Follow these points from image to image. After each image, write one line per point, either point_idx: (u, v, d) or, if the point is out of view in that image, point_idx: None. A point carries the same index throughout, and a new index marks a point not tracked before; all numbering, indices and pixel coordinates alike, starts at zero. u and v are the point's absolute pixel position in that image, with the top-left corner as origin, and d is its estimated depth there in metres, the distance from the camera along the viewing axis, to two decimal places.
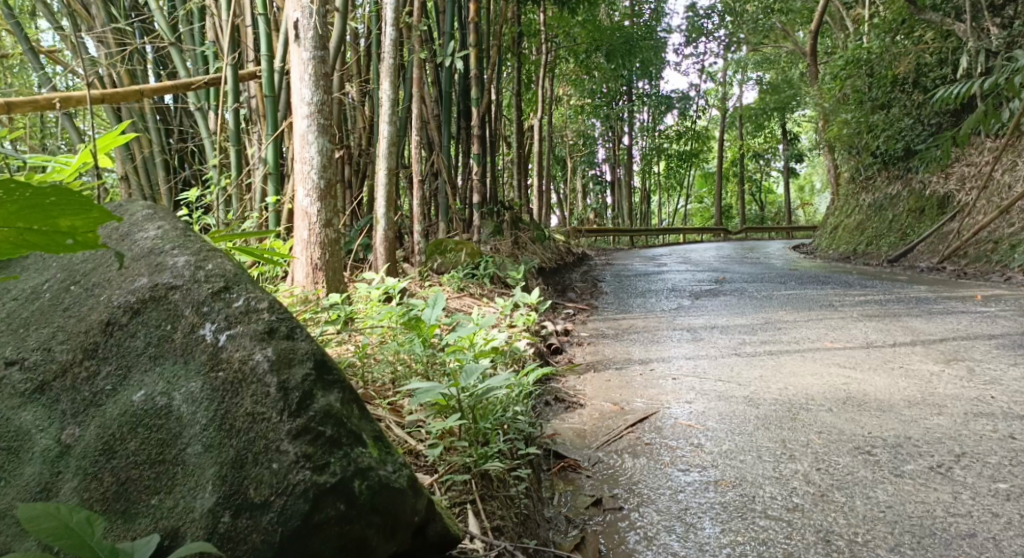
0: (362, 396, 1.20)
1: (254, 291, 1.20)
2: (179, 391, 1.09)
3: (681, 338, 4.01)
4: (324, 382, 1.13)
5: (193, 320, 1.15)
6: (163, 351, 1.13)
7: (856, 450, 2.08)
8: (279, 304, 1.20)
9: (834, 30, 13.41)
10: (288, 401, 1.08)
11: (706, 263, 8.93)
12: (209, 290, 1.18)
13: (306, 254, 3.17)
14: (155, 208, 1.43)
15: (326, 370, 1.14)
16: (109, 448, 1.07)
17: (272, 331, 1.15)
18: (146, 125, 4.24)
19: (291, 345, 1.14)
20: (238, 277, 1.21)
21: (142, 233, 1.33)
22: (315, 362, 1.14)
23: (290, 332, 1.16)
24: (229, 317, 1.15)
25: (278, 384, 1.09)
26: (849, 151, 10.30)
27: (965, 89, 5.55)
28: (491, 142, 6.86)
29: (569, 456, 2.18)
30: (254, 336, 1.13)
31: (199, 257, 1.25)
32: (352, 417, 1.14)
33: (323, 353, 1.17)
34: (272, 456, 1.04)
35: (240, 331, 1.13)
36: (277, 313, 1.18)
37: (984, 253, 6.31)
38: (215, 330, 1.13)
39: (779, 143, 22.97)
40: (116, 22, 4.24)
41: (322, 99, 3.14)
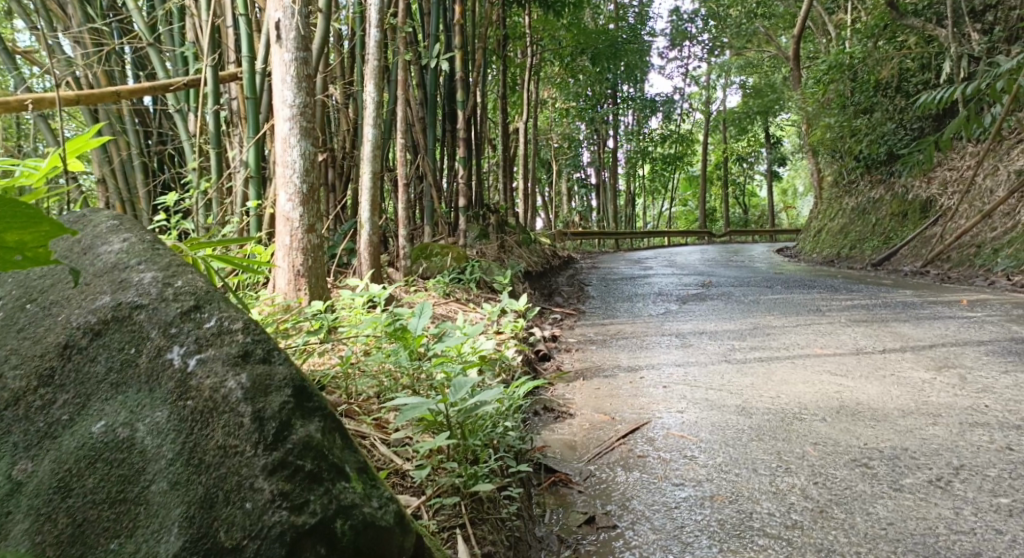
0: (346, 425, 1.11)
1: (228, 310, 1.12)
2: (142, 422, 1.01)
3: (669, 344, 3.96)
4: (304, 411, 1.05)
5: (159, 343, 1.07)
6: (126, 378, 1.06)
7: (853, 462, 2.04)
8: (255, 324, 1.12)
9: (817, 35, 13.46)
10: (263, 433, 1.00)
11: (692, 267, 8.91)
12: (178, 309, 1.10)
13: (288, 261, 3.08)
14: (122, 218, 1.36)
15: (306, 397, 1.06)
16: (65, 485, 0.99)
17: (247, 354, 1.07)
18: (123, 128, 4.14)
19: (268, 370, 1.06)
20: (210, 295, 1.14)
21: (106, 246, 1.26)
22: (294, 388, 1.06)
23: (267, 355, 1.08)
24: (200, 341, 1.07)
25: (253, 413, 1.01)
26: (833, 154, 10.34)
27: (947, 94, 5.51)
28: (477, 145, 6.80)
29: (560, 469, 2.12)
30: (226, 362, 1.05)
31: (168, 273, 1.18)
32: (335, 449, 1.06)
33: (302, 378, 1.09)
34: (246, 495, 0.95)
35: (212, 355, 1.06)
36: (253, 334, 1.10)
37: (967, 258, 6.33)
38: (184, 354, 1.06)
39: (762, 146, 23.07)
40: (92, 21, 4.14)
41: (305, 102, 3.07)
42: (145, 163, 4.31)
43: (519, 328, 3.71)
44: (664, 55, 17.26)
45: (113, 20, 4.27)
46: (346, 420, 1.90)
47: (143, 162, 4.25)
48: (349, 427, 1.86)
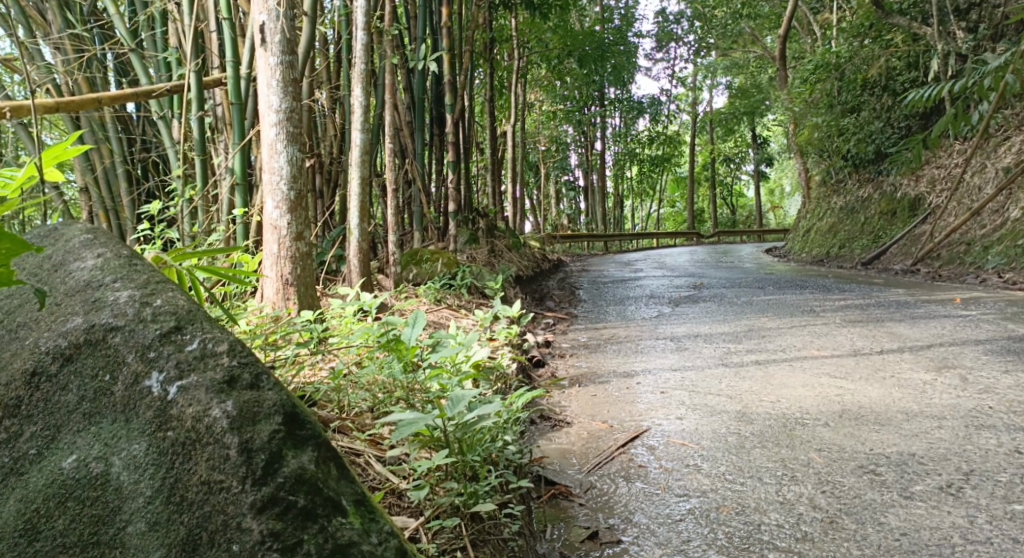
0: (341, 455, 1.04)
1: (212, 332, 1.06)
2: (117, 456, 0.94)
3: (665, 348, 3.91)
4: (297, 439, 0.98)
5: (137, 369, 1.01)
6: (100, 407, 0.99)
7: (861, 469, 1.99)
8: (241, 346, 1.06)
9: (803, 35, 13.52)
10: (252, 466, 0.92)
11: (682, 268, 8.91)
12: (156, 331, 1.04)
13: (277, 270, 3.00)
14: (97, 231, 1.30)
15: (298, 425, 0.99)
16: (31, 528, 0.92)
17: (233, 380, 1.00)
18: (106, 135, 4.07)
19: (257, 396, 0.99)
20: (192, 316, 1.08)
21: (78, 264, 1.20)
22: (285, 415, 0.99)
23: (255, 381, 1.01)
24: (181, 366, 1.01)
25: (240, 444, 0.94)
26: (820, 154, 10.34)
27: (935, 92, 5.49)
28: (465, 150, 6.75)
29: (560, 481, 2.06)
30: (210, 389, 0.98)
31: (146, 292, 1.11)
32: (332, 480, 0.98)
33: (292, 403, 1.02)
34: (232, 536, 0.88)
35: (194, 382, 0.99)
36: (239, 357, 1.03)
37: (957, 256, 6.32)
38: (163, 381, 0.99)
39: (749, 147, 23.17)
40: (73, 27, 4.06)
41: (292, 106, 2.99)
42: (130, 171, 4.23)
43: (512, 334, 3.66)
44: (651, 57, 17.28)
45: (95, 25, 4.20)
46: (339, 437, 1.83)
47: (127, 170, 4.17)
48: (342, 445, 1.79)
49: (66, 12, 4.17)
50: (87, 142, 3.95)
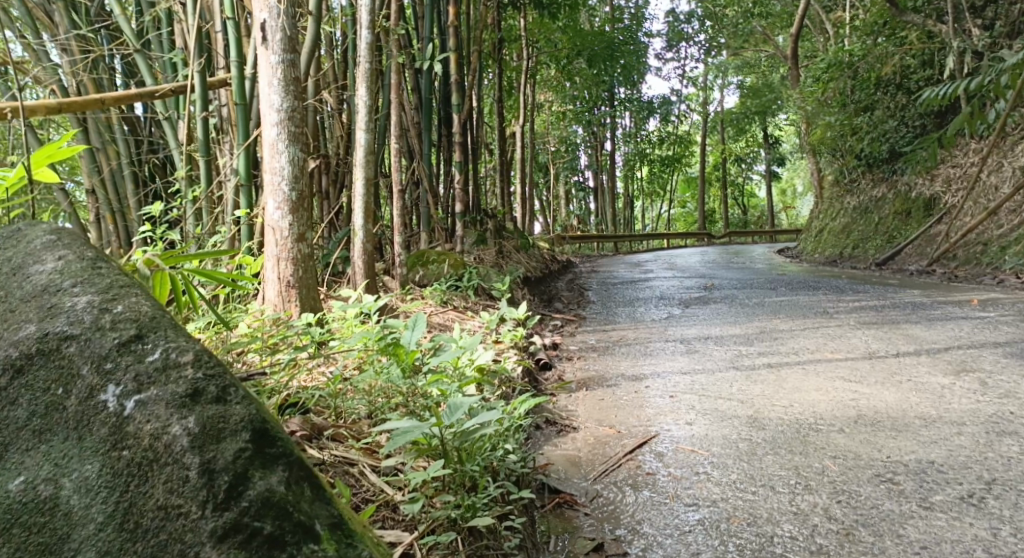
0: (314, 474, 0.99)
1: (176, 341, 1.01)
2: (68, 478, 0.89)
3: (675, 350, 3.84)
4: (265, 459, 0.93)
5: (92, 383, 0.95)
6: (51, 424, 0.93)
7: (878, 478, 1.92)
8: (207, 357, 1.01)
9: (815, 33, 13.37)
10: (213, 489, 0.88)
11: (691, 269, 8.81)
12: (114, 341, 0.99)
13: (278, 272, 2.96)
14: (62, 232, 1.22)
15: (267, 443, 0.95)
16: None
17: (197, 393, 0.95)
18: (113, 137, 4.07)
19: (223, 411, 0.95)
20: (155, 323, 1.03)
21: (37, 267, 1.13)
22: (253, 432, 0.95)
23: (221, 394, 0.97)
24: (140, 379, 0.95)
25: (201, 465, 0.89)
26: (833, 154, 10.22)
27: (950, 90, 5.39)
28: (473, 151, 6.69)
29: (565, 489, 1.99)
30: (171, 403, 0.93)
31: (107, 297, 1.06)
32: (304, 502, 0.94)
33: (262, 419, 0.98)
34: None
35: (153, 396, 0.94)
36: (204, 369, 0.98)
37: (974, 256, 6.20)
38: (120, 396, 0.94)
39: (760, 146, 23.01)
40: (79, 29, 4.01)
41: (293, 106, 2.94)
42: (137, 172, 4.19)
43: (518, 337, 3.60)
44: (661, 57, 17.17)
45: (101, 26, 4.14)
46: (333, 446, 1.78)
47: (134, 171, 4.14)
48: (335, 454, 1.74)
49: (72, 13, 4.12)
50: (92, 143, 3.92)
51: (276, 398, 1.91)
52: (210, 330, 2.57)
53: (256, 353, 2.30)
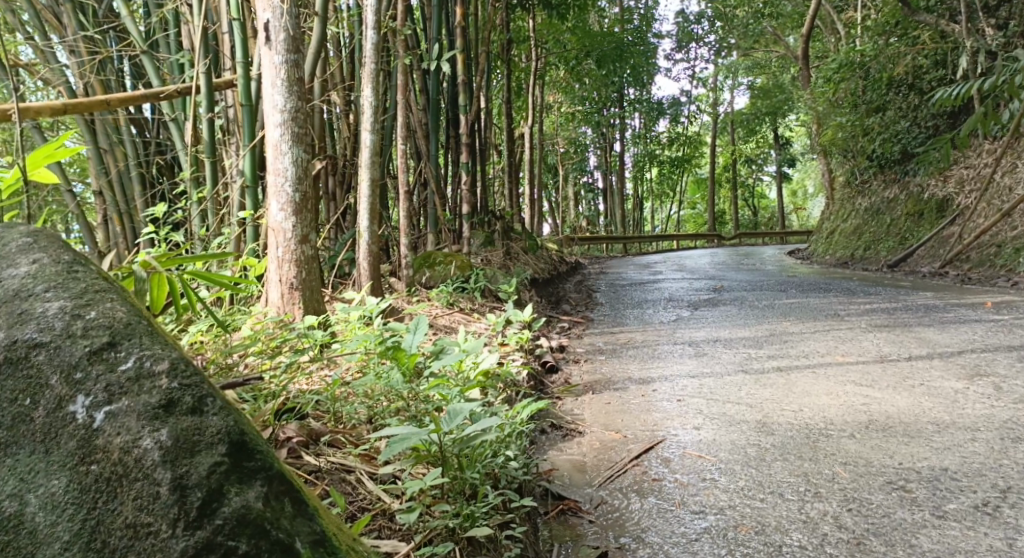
0: (296, 488, 0.94)
1: (152, 348, 0.96)
2: (34, 494, 0.84)
3: (683, 353, 3.80)
4: (242, 473, 0.88)
5: (60, 393, 0.90)
6: (18, 437, 0.88)
7: (890, 486, 1.88)
8: (183, 365, 0.95)
9: (826, 34, 13.27)
10: (185, 506, 0.83)
11: (701, 270, 8.74)
12: (85, 348, 0.94)
13: (281, 274, 2.94)
14: (39, 233, 1.15)
15: (245, 456, 0.90)
16: None
17: (171, 404, 0.90)
18: (121, 138, 4.04)
19: (198, 423, 0.90)
20: (130, 330, 0.97)
21: (10, 271, 1.05)
22: (230, 445, 0.90)
23: (197, 405, 0.92)
24: (111, 389, 0.90)
25: (173, 480, 0.84)
26: (844, 155, 10.12)
27: (964, 90, 5.32)
28: (480, 152, 6.65)
29: (569, 496, 1.96)
30: (142, 414, 0.88)
31: (81, 302, 1.00)
32: (284, 519, 0.89)
33: (240, 430, 0.93)
34: None
35: (124, 408, 0.89)
36: (180, 379, 0.93)
37: (988, 258, 6.12)
38: (89, 407, 0.89)
39: (770, 147, 22.90)
40: (88, 30, 3.98)
41: (297, 107, 2.93)
42: (145, 173, 4.17)
43: (524, 339, 3.57)
44: (671, 57, 17.10)
45: (108, 27, 4.12)
46: (330, 452, 1.76)
47: (141, 172, 4.12)
48: (332, 461, 1.72)
49: (80, 14, 4.09)
50: (99, 144, 3.90)
51: (272, 404, 1.88)
52: (210, 335, 2.55)
53: (258, 357, 2.29)
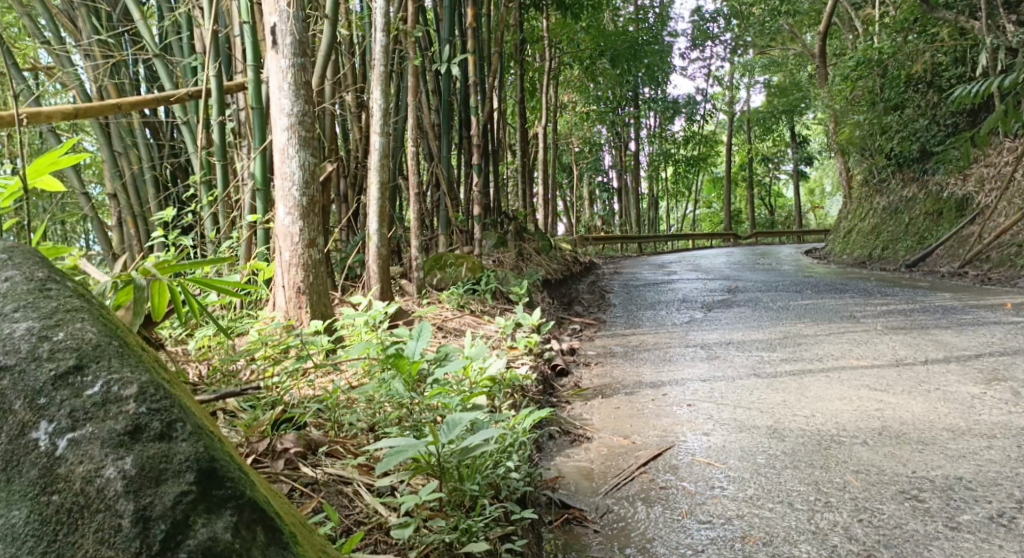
0: (271, 517, 0.84)
1: (121, 371, 0.86)
2: None
3: (695, 356, 3.76)
4: (210, 503, 0.79)
5: (24, 418, 0.81)
6: None
7: (902, 495, 1.84)
8: (154, 388, 0.86)
9: (844, 31, 13.14)
10: (148, 539, 0.74)
11: (717, 270, 8.68)
12: (51, 373, 0.84)
13: (289, 279, 2.94)
14: (14, 249, 1.01)
15: (214, 484, 0.81)
16: None
17: (138, 430, 0.81)
18: (134, 141, 4.04)
19: (166, 450, 0.81)
20: (100, 351, 0.87)
21: None
22: (199, 472, 0.81)
23: (166, 430, 0.82)
24: (76, 415, 0.81)
25: (135, 512, 0.75)
26: (862, 153, 10.01)
27: (984, 87, 5.25)
28: (493, 153, 6.62)
29: (574, 505, 1.94)
30: (106, 442, 0.79)
31: (51, 322, 0.89)
32: (255, 550, 0.80)
33: (213, 456, 0.84)
34: None
35: (89, 435, 0.80)
36: (149, 402, 0.83)
37: (1008, 258, 6.03)
38: (52, 434, 0.80)
39: (788, 145, 22.73)
40: (102, 34, 4.00)
41: (304, 110, 2.93)
42: (158, 175, 4.18)
43: (532, 343, 3.56)
44: (686, 56, 17.02)
45: (123, 31, 4.15)
46: (328, 464, 1.76)
47: (155, 175, 4.14)
48: (330, 473, 1.72)
49: (94, 18, 4.12)
50: (113, 147, 3.93)
51: (271, 414, 1.88)
52: (216, 340, 2.58)
53: (261, 362, 2.32)
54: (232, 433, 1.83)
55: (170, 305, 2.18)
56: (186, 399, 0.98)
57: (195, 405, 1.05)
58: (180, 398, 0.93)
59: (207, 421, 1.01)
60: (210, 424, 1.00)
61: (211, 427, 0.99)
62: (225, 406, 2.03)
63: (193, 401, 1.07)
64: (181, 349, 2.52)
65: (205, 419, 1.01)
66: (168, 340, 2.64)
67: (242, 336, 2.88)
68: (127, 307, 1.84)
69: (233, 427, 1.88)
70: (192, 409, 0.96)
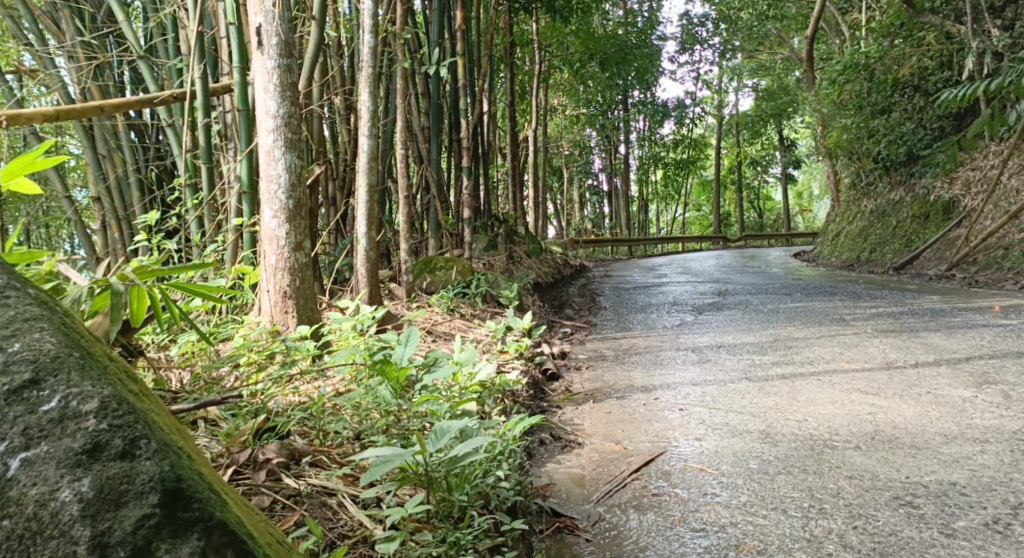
0: (238, 540, 0.83)
1: (81, 385, 0.82)
2: None
3: (686, 359, 3.74)
4: (176, 526, 0.77)
5: None
6: None
7: (896, 501, 1.82)
8: (116, 403, 0.82)
9: (831, 36, 13.20)
10: None
11: (706, 273, 8.70)
12: (3, 386, 0.78)
13: (275, 283, 2.89)
14: None
15: (180, 505, 0.79)
16: None
17: (98, 448, 0.78)
18: (118, 144, 3.97)
19: (128, 470, 0.78)
20: (58, 363, 0.82)
21: None
22: (164, 493, 0.78)
23: (129, 448, 0.79)
24: (29, 432, 0.76)
25: (94, 537, 0.73)
26: (850, 156, 10.07)
27: (969, 92, 5.37)
28: (482, 157, 6.58)
29: (565, 513, 1.90)
30: (63, 461, 0.76)
31: (5, 330, 0.84)
32: None
33: (178, 475, 0.81)
34: None
35: (43, 454, 0.75)
36: (110, 418, 0.80)
37: (995, 260, 6.07)
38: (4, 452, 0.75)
39: (776, 149, 22.85)
40: (85, 35, 3.94)
41: (290, 112, 2.90)
42: (143, 179, 4.11)
43: (523, 347, 3.53)
44: (675, 60, 17.08)
45: (107, 32, 4.09)
46: (312, 475, 1.72)
47: (140, 178, 4.07)
48: (313, 484, 1.67)
49: (78, 19, 4.06)
50: (98, 150, 3.86)
51: (252, 423, 1.84)
52: (200, 345, 2.54)
53: (246, 369, 2.29)
54: (212, 443, 1.79)
55: (150, 311, 2.13)
56: (153, 412, 0.95)
57: (165, 416, 1.01)
58: (146, 411, 0.89)
59: (177, 434, 0.98)
60: (180, 437, 0.97)
61: (180, 440, 0.96)
62: (205, 414, 1.99)
63: (163, 411, 1.03)
64: (163, 355, 2.48)
65: (175, 431, 0.99)
66: (150, 346, 2.59)
67: (226, 341, 2.84)
68: (104, 313, 1.80)
69: (213, 436, 1.84)
70: (160, 422, 0.93)
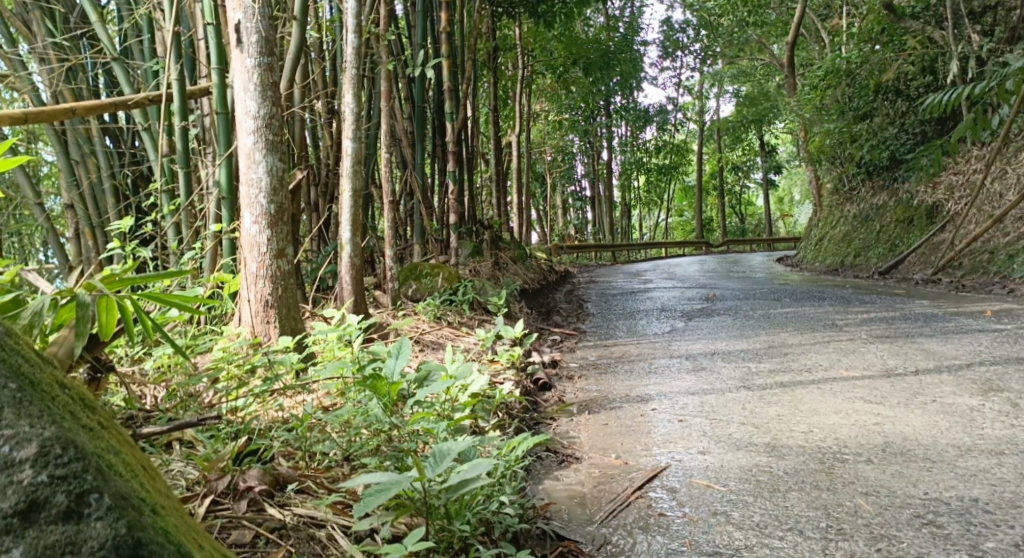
0: None
1: (17, 425, 0.69)
2: None
3: (680, 368, 3.63)
4: None
5: None
6: None
7: (919, 520, 1.72)
8: (60, 448, 0.70)
9: (811, 42, 13.27)
10: None
11: (691, 278, 8.63)
12: None
13: (256, 292, 2.76)
14: None
15: None
16: None
17: (34, 508, 0.66)
18: (93, 149, 3.81)
19: (73, 534, 0.66)
20: None
21: None
22: None
23: (75, 506, 0.67)
24: None
25: None
26: (832, 162, 10.07)
27: (952, 97, 5.44)
28: (467, 161, 6.47)
29: (569, 537, 1.78)
30: None
31: None
32: None
33: (134, 536, 0.69)
34: None
35: None
36: (52, 469, 0.68)
37: (981, 264, 6.05)
38: None
39: (756, 155, 22.96)
40: (57, 37, 3.78)
41: (271, 113, 2.77)
42: (118, 186, 3.94)
43: (515, 356, 3.43)
44: (657, 66, 17.12)
45: (79, 33, 3.92)
46: (298, 505, 1.59)
47: (116, 185, 3.90)
48: (299, 515, 1.55)
49: (49, 21, 3.90)
50: (70, 155, 3.72)
51: (232, 446, 1.72)
52: (176, 359, 2.41)
53: (226, 386, 2.15)
54: (188, 469, 1.67)
55: (122, 325, 1.99)
56: (113, 451, 0.83)
57: (129, 453, 0.89)
58: (103, 454, 0.77)
59: (143, 477, 0.86)
60: (145, 481, 0.85)
61: (145, 484, 0.84)
62: (181, 436, 1.87)
63: (126, 446, 0.91)
64: (137, 369, 2.35)
65: (140, 473, 0.86)
66: (123, 359, 2.46)
67: (204, 353, 2.71)
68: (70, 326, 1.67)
69: (190, 461, 1.72)
70: (119, 464, 0.80)
